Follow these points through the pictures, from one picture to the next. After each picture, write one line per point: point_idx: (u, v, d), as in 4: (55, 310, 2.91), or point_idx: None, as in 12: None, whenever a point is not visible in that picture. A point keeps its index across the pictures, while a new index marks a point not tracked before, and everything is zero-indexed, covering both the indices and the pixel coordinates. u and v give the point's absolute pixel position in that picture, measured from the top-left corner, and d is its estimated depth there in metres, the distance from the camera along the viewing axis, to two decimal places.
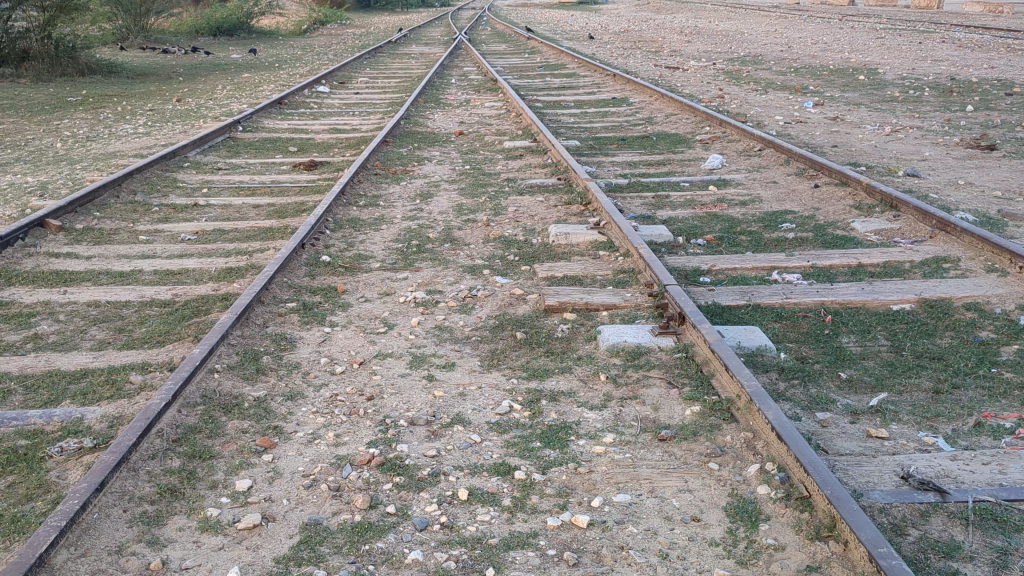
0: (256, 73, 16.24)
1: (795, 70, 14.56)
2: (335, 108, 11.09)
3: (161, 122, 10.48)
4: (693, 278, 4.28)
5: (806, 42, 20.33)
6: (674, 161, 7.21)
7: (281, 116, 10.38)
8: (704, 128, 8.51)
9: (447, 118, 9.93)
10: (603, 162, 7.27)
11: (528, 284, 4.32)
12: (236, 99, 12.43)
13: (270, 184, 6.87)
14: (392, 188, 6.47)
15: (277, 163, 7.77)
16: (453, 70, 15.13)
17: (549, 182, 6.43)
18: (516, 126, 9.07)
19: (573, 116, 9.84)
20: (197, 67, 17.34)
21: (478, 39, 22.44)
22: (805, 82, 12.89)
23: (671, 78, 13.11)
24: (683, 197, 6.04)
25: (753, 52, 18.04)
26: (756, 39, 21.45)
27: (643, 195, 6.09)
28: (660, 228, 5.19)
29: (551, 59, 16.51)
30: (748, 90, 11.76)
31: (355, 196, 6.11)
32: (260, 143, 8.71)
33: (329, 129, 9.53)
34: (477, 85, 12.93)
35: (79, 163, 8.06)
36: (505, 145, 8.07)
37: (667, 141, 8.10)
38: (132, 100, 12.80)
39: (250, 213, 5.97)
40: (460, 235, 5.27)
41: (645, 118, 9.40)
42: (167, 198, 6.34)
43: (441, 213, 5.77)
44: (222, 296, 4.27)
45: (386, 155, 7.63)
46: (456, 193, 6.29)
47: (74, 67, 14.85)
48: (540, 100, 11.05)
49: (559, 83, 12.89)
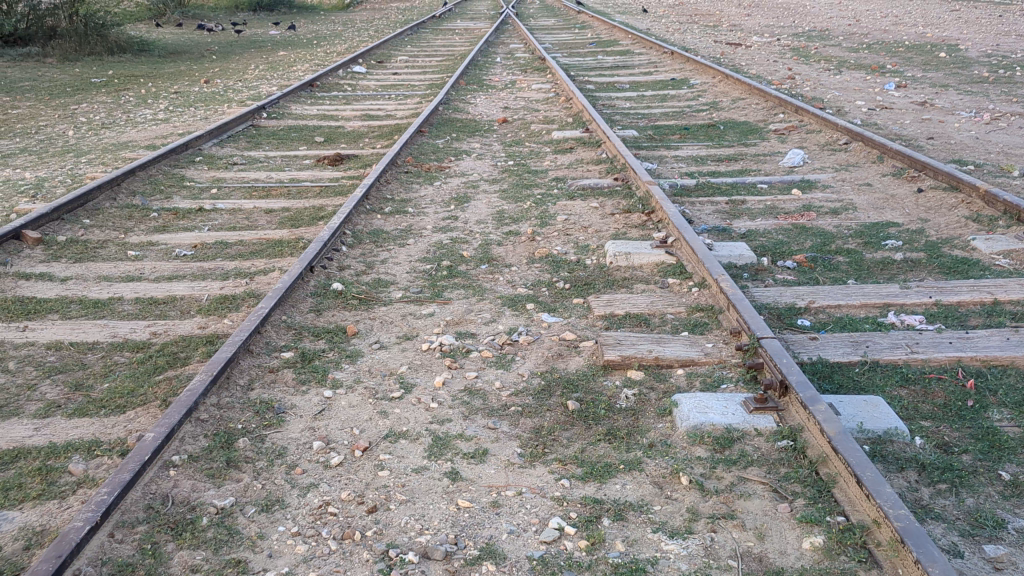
0: (292, 51, 15.55)
1: (867, 47, 13.43)
2: (370, 91, 10.31)
3: (183, 107, 9.81)
4: (787, 321, 3.43)
5: (874, 15, 19.04)
6: (746, 157, 6.31)
7: (311, 100, 9.64)
8: (777, 116, 7.57)
9: (490, 103, 9.08)
10: (665, 157, 6.39)
11: (582, 326, 3.50)
12: (267, 80, 11.72)
13: (288, 183, 6.13)
14: (423, 189, 5.68)
15: (300, 156, 7.03)
16: (497, 47, 14.26)
17: (603, 184, 5.60)
18: (565, 113, 8.21)
19: (630, 100, 8.95)
20: (233, 44, 16.70)
21: (526, 13, 21.45)
22: (880, 61, 11.80)
23: (733, 56, 12.12)
24: (761, 204, 5.18)
25: (819, 27, 16.86)
26: (821, 13, 20.17)
27: (713, 200, 5.23)
28: (739, 246, 4.34)
29: (603, 35, 15.58)
30: (819, 70, 10.73)
31: (380, 200, 5.33)
32: (284, 132, 7.97)
33: (361, 116, 8.75)
34: (523, 64, 12.06)
35: (88, 156, 7.41)
36: (553, 136, 7.23)
37: (736, 132, 7.19)
38: (159, 81, 12.17)
39: (259, 222, 5.24)
40: (500, 252, 4.46)
41: (710, 104, 8.48)
42: (170, 201, 5.64)
43: (478, 223, 4.96)
44: (208, 339, 3.52)
45: (419, 148, 6.83)
46: (497, 197, 5.48)
47: (102, 46, 14.16)
48: (592, 82, 10.14)
49: (612, 62, 11.97)
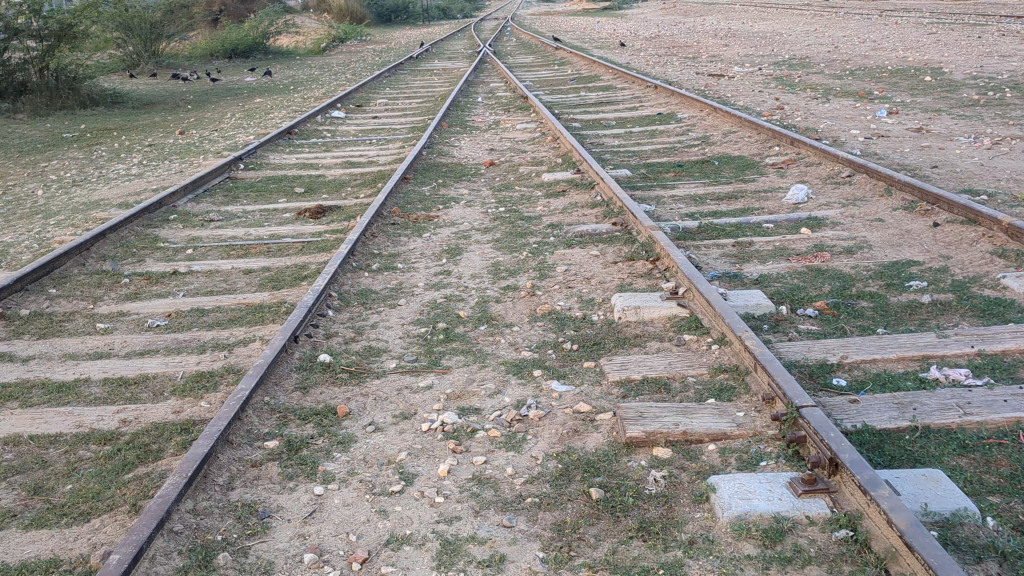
0: (268, 98, 15.31)
1: (851, 73, 13.30)
2: (350, 137, 10.05)
3: (157, 160, 9.52)
4: (822, 381, 3.12)
5: (852, 40, 19.01)
6: (747, 193, 6.04)
7: (289, 148, 9.36)
8: (773, 149, 7.33)
9: (474, 145, 8.83)
10: (662, 197, 6.13)
11: (597, 394, 3.18)
12: (244, 129, 11.45)
13: (268, 240, 5.81)
14: (412, 241, 5.38)
15: (280, 209, 6.72)
16: (478, 86, 14.07)
17: (602, 229, 5.31)
18: (554, 153, 7.95)
19: (618, 137, 8.71)
20: (208, 93, 16.47)
21: (504, 51, 21.32)
22: (866, 87, 11.64)
23: (718, 88, 11.94)
24: (770, 245, 4.90)
25: (800, 54, 16.76)
26: (799, 40, 20.15)
27: (719, 243, 4.95)
28: (755, 293, 4.04)
29: (583, 70, 15.41)
30: (807, 99, 10.55)
31: (367, 256, 5.02)
32: (262, 183, 7.67)
33: (342, 163, 8.47)
34: (506, 103, 11.84)
35: (57, 216, 7.08)
36: (543, 178, 6.95)
37: (732, 167, 6.93)
38: (133, 134, 11.93)
39: (237, 284, 4.91)
40: (499, 310, 4.15)
41: (701, 138, 8.25)
42: (142, 264, 5.32)
43: (472, 277, 4.66)
44: (184, 426, 3.19)
45: (405, 197, 6.54)
46: (490, 247, 5.19)
47: (74, 99, 14.02)
48: (577, 120, 9.91)
49: (596, 97, 11.77)
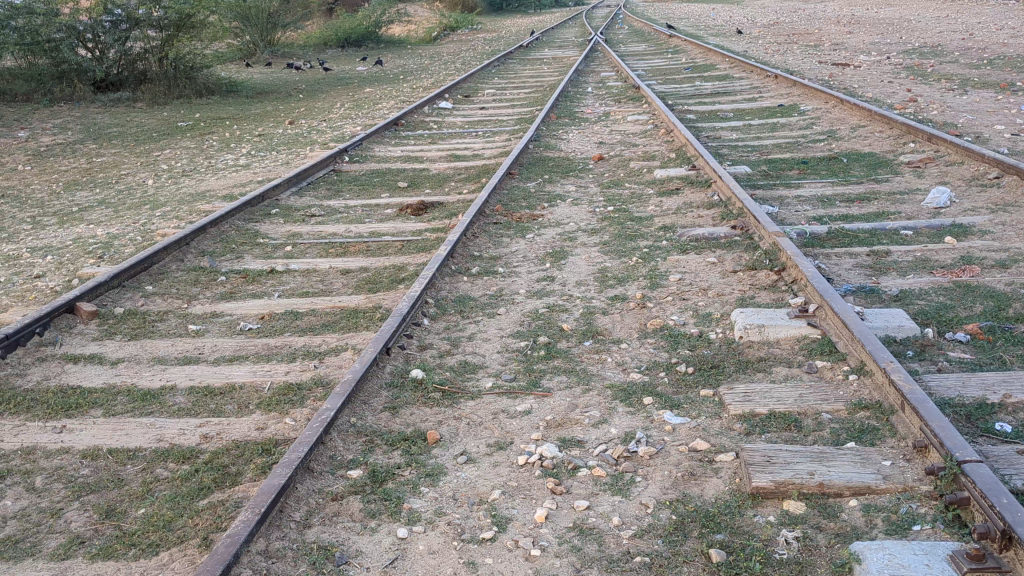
0: (378, 87, 15.28)
1: (989, 62, 12.39)
2: (457, 128, 9.83)
3: (265, 151, 9.49)
4: (981, 427, 2.70)
5: (988, 27, 17.84)
6: (880, 195, 5.54)
7: (395, 140, 9.20)
8: (908, 145, 6.76)
9: (583, 138, 8.49)
10: (785, 198, 5.67)
11: (716, 430, 2.83)
12: (352, 119, 11.38)
13: (367, 237, 5.61)
14: (515, 243, 5.09)
15: (382, 205, 6.53)
16: (588, 76, 13.69)
17: (720, 233, 4.92)
18: (667, 147, 7.54)
19: (736, 131, 8.23)
20: (320, 82, 16.54)
21: (616, 39, 20.84)
22: (1008, 77, 10.78)
23: (844, 78, 11.26)
24: (909, 256, 4.42)
25: (931, 42, 15.78)
26: (929, 27, 19.00)
27: (851, 253, 4.50)
28: (896, 313, 3.61)
29: (698, 59, 14.85)
30: (943, 90, 9.81)
31: (467, 258, 4.76)
32: (366, 177, 7.51)
33: (447, 156, 8.25)
34: (617, 93, 11.45)
35: (163, 208, 7.07)
36: (655, 174, 6.57)
37: (862, 166, 6.41)
38: (244, 123, 11.97)
39: (333, 285, 4.71)
40: (606, 322, 3.82)
41: (826, 133, 7.71)
42: (240, 261, 5.18)
43: (578, 285, 4.34)
44: (265, 446, 2.97)
45: (510, 193, 6.26)
46: (599, 251, 4.86)
47: (191, 88, 14.12)
48: (692, 112, 9.44)
49: (712, 87, 11.26)
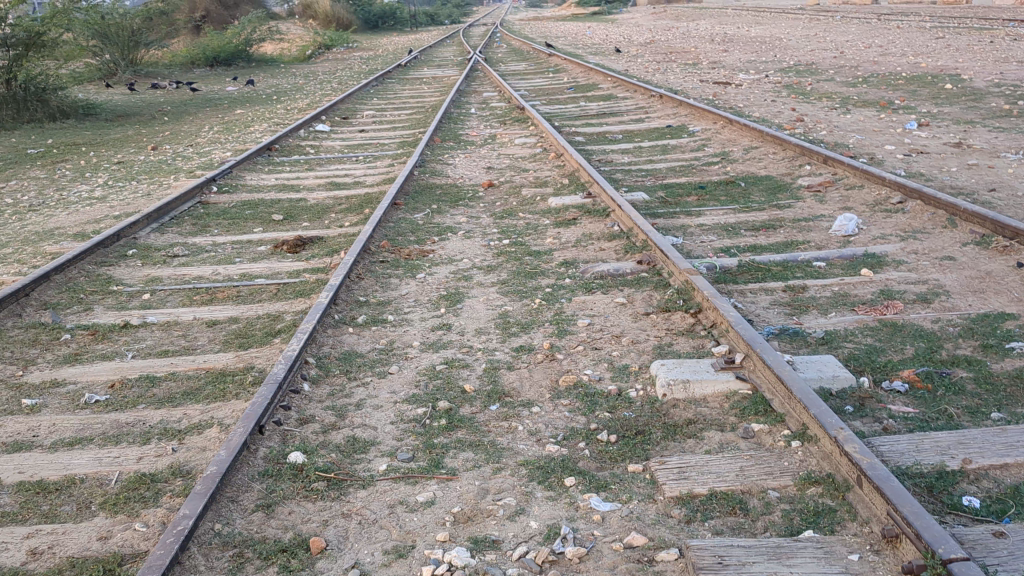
0: (250, 108, 14.55)
1: (865, 81, 12.59)
2: (336, 153, 9.28)
3: (124, 181, 8.73)
4: (947, 502, 2.38)
5: (857, 45, 18.33)
6: (785, 223, 5.31)
7: (268, 167, 8.59)
8: (804, 167, 6.61)
9: (471, 163, 8.08)
10: (688, 227, 5.39)
11: (652, 517, 2.43)
12: (222, 144, 10.68)
13: (238, 281, 5.04)
14: (404, 285, 4.62)
15: (254, 241, 5.96)
16: (470, 96, 13.32)
17: (625, 268, 4.57)
18: (559, 172, 7.20)
19: (628, 154, 7.97)
20: (187, 103, 15.68)
21: (496, 57, 20.61)
22: (885, 95, 10.93)
23: (728, 97, 11.22)
24: (828, 290, 4.16)
25: (805, 60, 16.07)
26: (801, 45, 19.44)
27: (768, 289, 4.21)
28: (828, 360, 3.30)
29: (581, 78, 14.69)
30: (826, 109, 9.82)
31: (351, 305, 4.26)
32: (236, 209, 6.91)
33: (325, 184, 7.70)
34: (502, 114, 11.10)
35: (3, 249, 6.30)
36: (550, 203, 6.21)
37: (761, 191, 6.19)
38: (102, 149, 11.12)
39: (197, 342, 4.15)
40: (513, 379, 3.39)
41: (720, 155, 7.52)
42: (89, 315, 4.54)
43: (477, 334, 3.90)
44: (108, 564, 2.42)
45: (395, 226, 5.78)
46: (497, 292, 4.44)
47: (43, 111, 13.18)
48: (580, 133, 9.17)
49: (598, 107, 11.05)
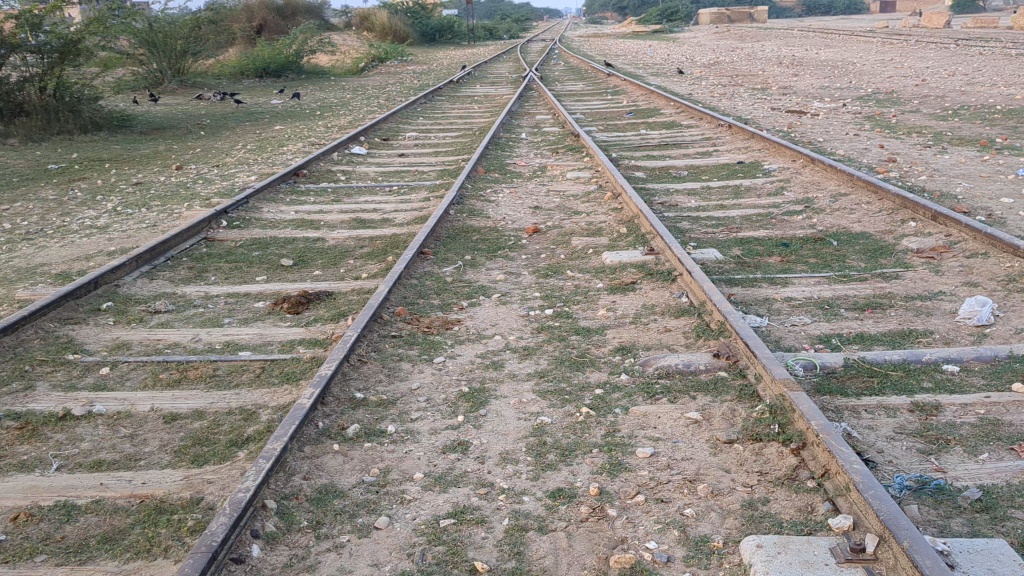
0: (289, 125, 13.77)
1: (956, 114, 11.44)
2: (368, 181, 8.41)
3: (135, 207, 7.93)
4: None
5: (939, 72, 17.12)
6: (897, 302, 4.27)
7: (291, 197, 7.74)
8: (908, 224, 5.55)
9: (515, 200, 7.15)
10: (773, 301, 4.37)
11: None
12: (250, 165, 9.89)
13: (220, 352, 4.14)
14: (416, 372, 3.68)
15: (252, 294, 5.06)
16: (521, 119, 12.40)
17: (699, 363, 3.56)
18: (615, 217, 6.23)
19: (695, 196, 6.97)
20: (227, 117, 14.97)
21: (552, 76, 19.72)
22: (982, 132, 9.78)
23: (804, 129, 10.16)
24: (973, 414, 3.12)
25: (886, 87, 14.92)
26: (877, 70, 18.27)
27: (890, 409, 3.17)
28: (1001, 553, 2.28)
29: (641, 101, 13.71)
30: (920, 147, 8.72)
31: (344, 405, 3.32)
32: (243, 250, 6.04)
33: (349, 221, 6.81)
34: (554, 141, 10.17)
35: None
36: (604, 258, 5.25)
37: (858, 253, 5.15)
38: (125, 167, 10.36)
39: (144, 447, 3.23)
40: (543, 552, 2.41)
41: (803, 202, 6.49)
42: (26, 399, 3.66)
43: (502, 460, 2.93)
44: None
45: (418, 283, 4.84)
46: (534, 391, 3.46)
47: (75, 123, 12.44)
48: (640, 168, 8.18)
49: (660, 136, 10.06)
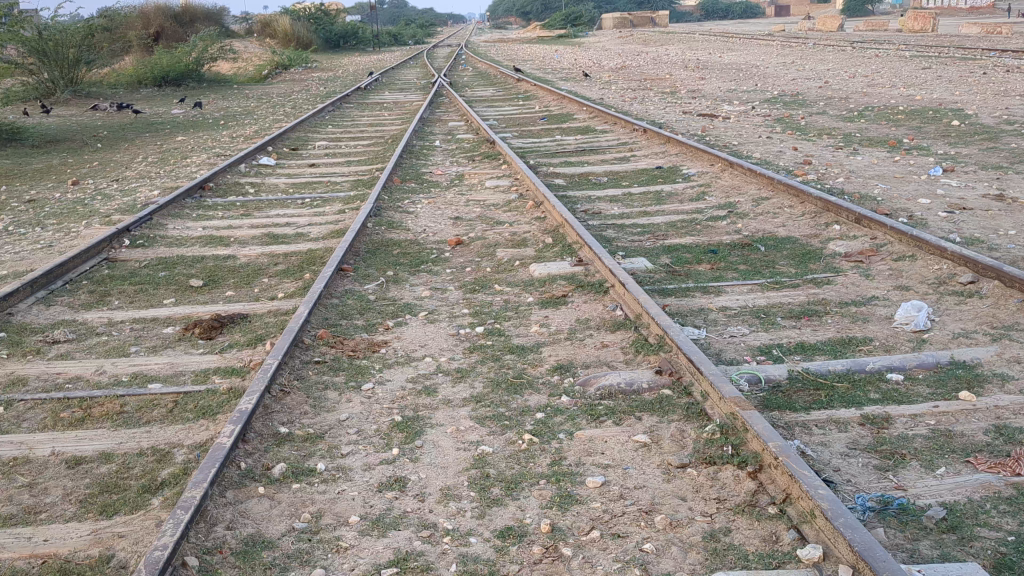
0: (192, 135, 13.26)
1: (862, 115, 11.66)
2: (279, 194, 8.08)
3: (28, 226, 7.44)
4: None
5: (840, 74, 17.52)
6: (833, 309, 4.21)
7: (198, 212, 7.37)
8: (832, 228, 5.54)
9: (434, 210, 6.94)
10: (709, 311, 4.27)
11: None
12: (152, 178, 9.44)
13: (127, 385, 3.83)
14: (344, 401, 3.44)
15: (159, 319, 4.74)
16: (434, 126, 12.19)
17: (641, 382, 3.42)
18: (539, 227, 6.08)
19: (617, 202, 6.88)
20: (125, 128, 14.37)
21: (461, 81, 19.55)
22: (888, 133, 9.96)
23: (718, 132, 10.20)
24: (923, 426, 3.05)
25: (792, 90, 15.17)
26: (782, 73, 18.62)
27: (841, 423, 3.08)
28: None
29: (554, 106, 13.64)
30: (832, 149, 8.82)
31: (268, 441, 3.07)
32: (149, 270, 5.68)
33: (262, 236, 6.49)
34: (470, 148, 9.99)
35: None
36: (532, 271, 5.09)
37: (786, 258, 5.11)
38: (16, 183, 9.80)
39: (45, 498, 2.93)
40: None
41: (726, 206, 6.46)
42: None
43: (444, 496, 2.73)
44: None
45: (340, 303, 4.60)
46: (472, 418, 3.27)
47: None
48: (560, 174, 8.06)
49: (576, 142, 9.98)
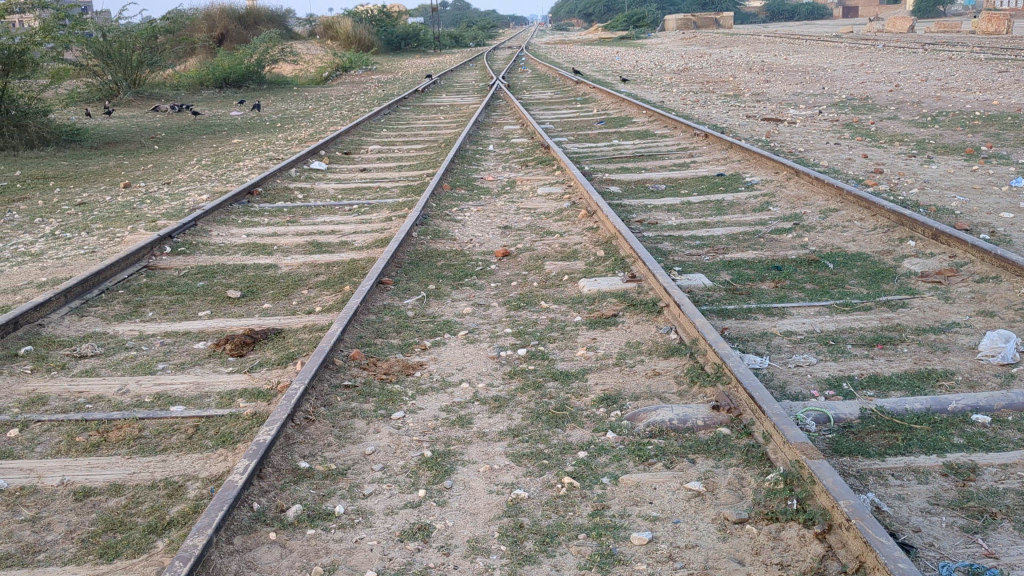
0: (248, 138, 13.22)
1: (935, 120, 11.12)
2: (326, 199, 7.90)
3: (74, 230, 7.36)
4: None
5: (912, 77, 16.88)
6: (909, 337, 3.84)
7: (243, 217, 7.22)
8: (906, 244, 5.15)
9: (482, 219, 6.69)
10: (771, 336, 3.93)
11: None
12: (202, 182, 9.35)
13: (149, 406, 3.63)
14: (371, 432, 3.19)
15: (192, 333, 4.55)
16: (488, 130, 11.95)
17: (695, 419, 3.10)
18: (590, 238, 5.79)
19: (675, 212, 6.55)
20: (183, 130, 14.40)
21: (519, 84, 19.30)
22: (964, 139, 9.45)
23: (783, 138, 9.78)
24: (1016, 479, 2.69)
25: (860, 94, 14.62)
26: (850, 76, 18.02)
27: (921, 474, 2.73)
28: None
29: (613, 109, 13.30)
30: (905, 156, 8.37)
31: (286, 477, 2.83)
32: (188, 279, 5.52)
33: (305, 244, 6.31)
34: (523, 153, 9.73)
35: None
36: (582, 286, 4.80)
37: (856, 277, 4.74)
38: (68, 186, 9.79)
39: (46, 535, 2.72)
40: None
41: (790, 218, 6.09)
42: None
43: (471, 550, 2.45)
44: None
45: (377, 319, 4.36)
46: (508, 455, 2.99)
47: (18, 138, 11.83)
48: (614, 181, 7.76)
49: (634, 147, 9.65)
